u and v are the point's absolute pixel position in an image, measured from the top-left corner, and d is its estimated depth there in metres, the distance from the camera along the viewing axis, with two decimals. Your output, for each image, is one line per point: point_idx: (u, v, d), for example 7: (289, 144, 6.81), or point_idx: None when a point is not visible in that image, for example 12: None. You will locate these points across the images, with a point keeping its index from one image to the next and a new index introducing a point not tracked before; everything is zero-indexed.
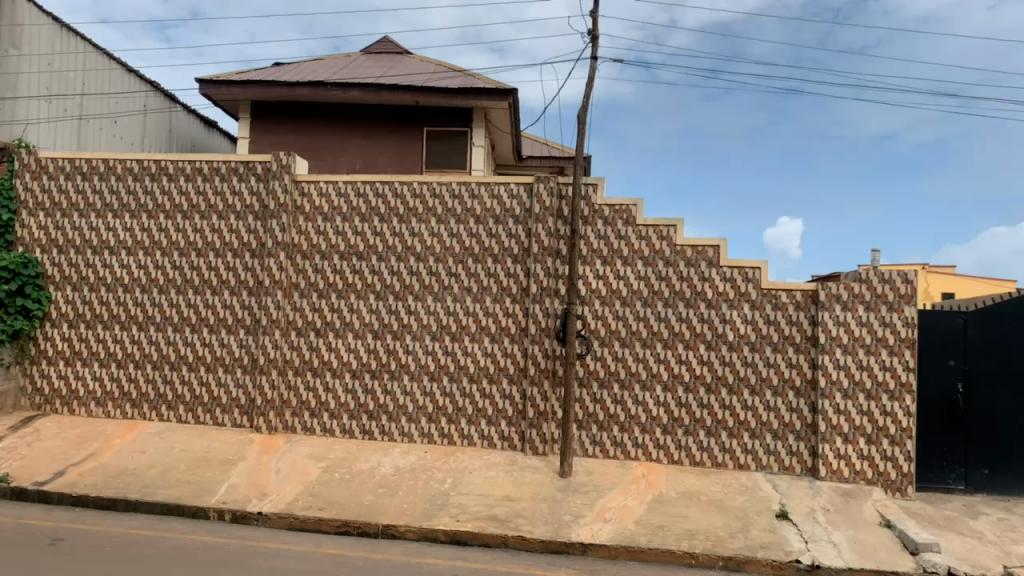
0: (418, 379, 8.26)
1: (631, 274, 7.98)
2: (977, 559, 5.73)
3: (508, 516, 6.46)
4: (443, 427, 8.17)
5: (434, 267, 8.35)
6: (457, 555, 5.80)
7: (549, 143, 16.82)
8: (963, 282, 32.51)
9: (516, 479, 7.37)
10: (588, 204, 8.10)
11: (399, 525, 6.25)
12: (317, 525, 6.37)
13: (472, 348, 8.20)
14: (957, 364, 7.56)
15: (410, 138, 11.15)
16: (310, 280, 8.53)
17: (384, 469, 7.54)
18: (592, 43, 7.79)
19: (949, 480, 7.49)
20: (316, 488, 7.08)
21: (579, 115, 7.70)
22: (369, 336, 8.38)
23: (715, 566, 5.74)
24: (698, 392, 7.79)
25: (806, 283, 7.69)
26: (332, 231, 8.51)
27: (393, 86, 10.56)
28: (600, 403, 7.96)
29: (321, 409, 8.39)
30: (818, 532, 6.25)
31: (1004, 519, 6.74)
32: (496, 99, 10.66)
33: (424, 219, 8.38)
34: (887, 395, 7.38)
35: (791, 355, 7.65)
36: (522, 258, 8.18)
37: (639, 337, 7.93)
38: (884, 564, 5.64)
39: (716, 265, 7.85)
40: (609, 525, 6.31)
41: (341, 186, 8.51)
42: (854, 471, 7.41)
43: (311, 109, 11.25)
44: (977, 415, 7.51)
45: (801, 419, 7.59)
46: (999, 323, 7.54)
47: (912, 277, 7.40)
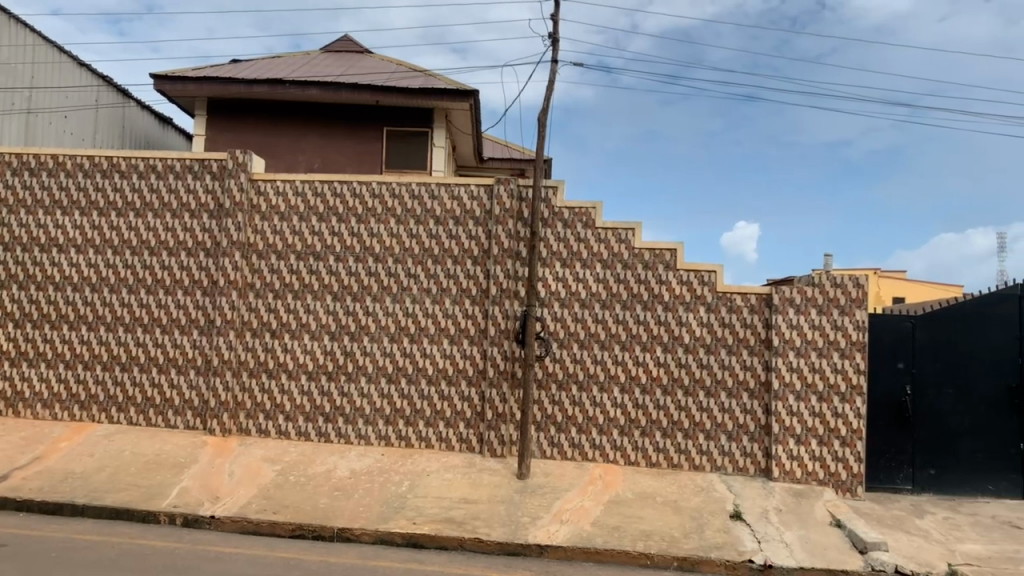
0: (376, 381, 8.19)
1: (590, 277, 8.02)
2: (922, 557, 5.87)
3: (465, 518, 6.44)
4: (400, 429, 8.12)
5: (393, 268, 8.29)
6: (413, 558, 5.77)
7: (510, 144, 16.86)
8: (912, 286, 33.37)
9: (474, 481, 7.36)
10: (548, 206, 8.12)
11: (355, 528, 6.19)
12: (271, 529, 6.28)
13: (430, 349, 8.16)
14: (906, 366, 7.74)
15: (369, 138, 11.06)
16: (266, 280, 8.41)
17: (340, 472, 7.47)
18: (552, 47, 7.82)
19: (897, 480, 7.67)
20: (270, 491, 6.99)
21: (539, 117, 7.72)
22: (326, 337, 8.29)
23: (670, 567, 5.79)
24: (655, 394, 7.85)
25: (761, 286, 7.82)
26: (290, 231, 8.41)
27: (353, 85, 10.48)
28: (559, 405, 7.97)
29: (276, 410, 8.27)
30: (770, 532, 6.35)
31: (949, 518, 6.92)
32: (457, 100, 10.63)
33: (384, 219, 8.32)
34: (838, 396, 7.53)
35: (745, 357, 7.76)
36: (482, 260, 8.17)
37: (598, 339, 7.98)
38: (833, 563, 5.75)
39: (673, 268, 7.94)
40: (566, 526, 6.34)
41: (299, 185, 8.42)
42: (806, 472, 7.53)
43: (268, 107, 11.09)
44: (925, 416, 7.70)
45: (755, 420, 7.70)
46: (946, 326, 7.74)
47: (864, 281, 7.56)
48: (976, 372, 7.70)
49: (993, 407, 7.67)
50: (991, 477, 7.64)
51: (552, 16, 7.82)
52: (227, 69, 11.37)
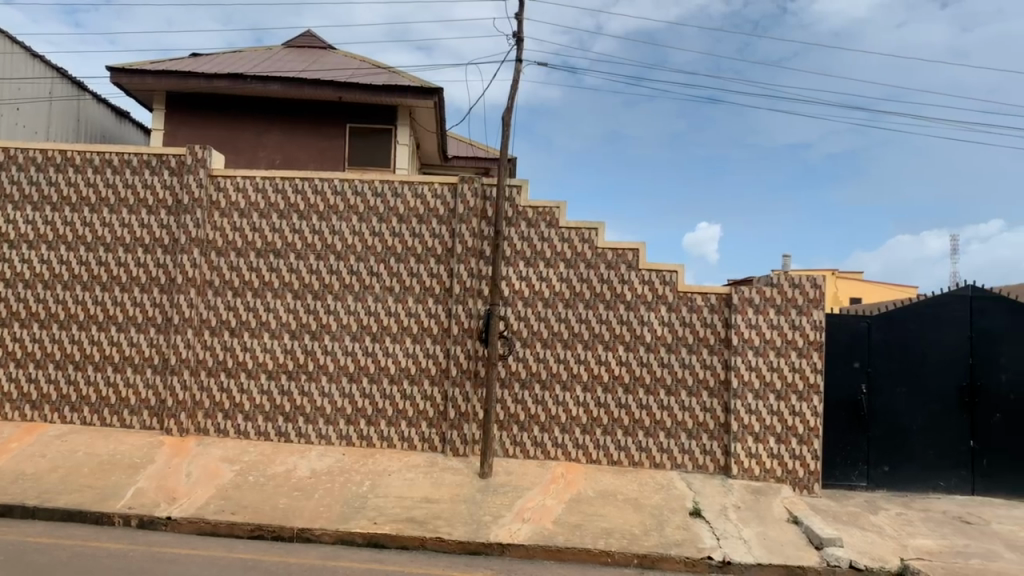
0: (337, 381, 8.12)
1: (554, 276, 8.05)
2: (876, 552, 5.99)
3: (427, 518, 6.42)
4: (361, 429, 8.05)
5: (355, 267, 8.23)
6: (374, 558, 5.73)
7: (474, 143, 16.83)
8: (868, 287, 34.06)
9: (435, 480, 7.33)
10: (512, 205, 8.13)
11: (315, 528, 6.13)
12: (230, 530, 6.19)
13: (393, 348, 8.11)
14: (861, 366, 7.89)
15: (331, 135, 10.97)
16: (225, 278, 8.28)
17: (300, 472, 7.39)
18: (516, 46, 7.82)
19: (852, 477, 7.82)
20: (229, 491, 6.89)
21: (503, 116, 7.72)
22: (287, 336, 8.20)
23: (630, 564, 5.83)
24: (617, 393, 7.90)
25: (721, 286, 7.92)
26: (250, 228, 8.30)
27: (316, 81, 10.38)
28: (522, 404, 7.98)
29: (235, 410, 8.16)
30: (729, 529, 6.43)
31: (901, 514, 7.08)
32: (421, 98, 10.59)
33: (346, 217, 8.25)
34: (796, 395, 7.65)
35: (705, 356, 7.85)
36: (446, 259, 8.15)
37: (561, 338, 8.01)
38: (790, 559, 5.84)
39: (635, 268, 8.00)
40: (527, 526, 6.33)
41: (259, 181, 8.31)
42: (764, 470, 7.64)
43: (229, 102, 10.93)
44: (880, 415, 7.85)
45: (715, 418, 7.79)
46: (900, 326, 7.92)
47: (821, 282, 7.69)
48: (928, 371, 7.87)
49: (945, 406, 7.84)
50: (942, 474, 7.82)
51: (517, 15, 7.82)
52: (187, 63, 11.17)
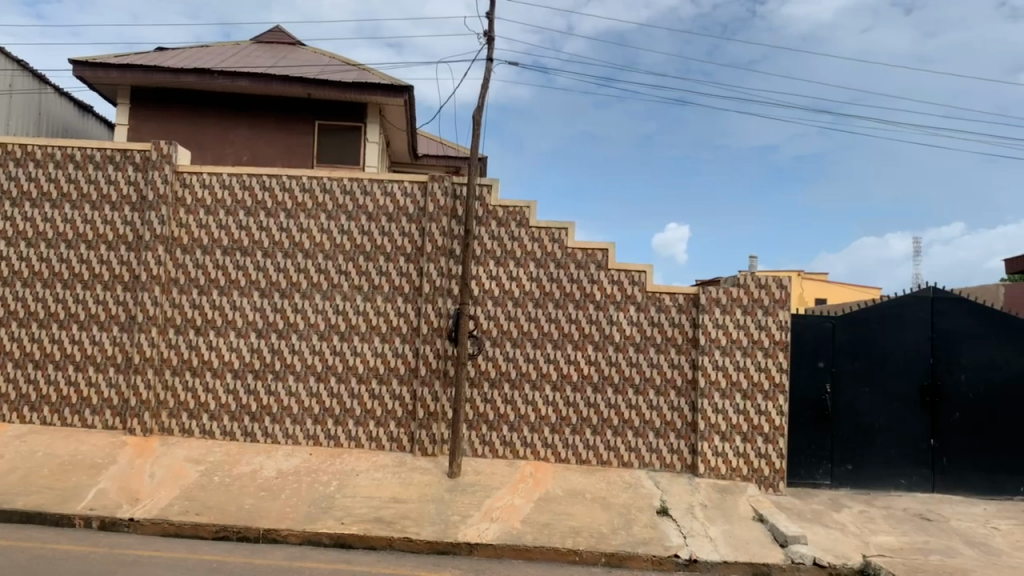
0: (304, 380, 8.05)
1: (523, 276, 8.05)
2: (839, 549, 6.08)
3: (395, 518, 6.39)
4: (328, 429, 7.99)
5: (323, 265, 8.16)
6: (341, 558, 5.69)
7: (445, 142, 16.78)
8: (833, 288, 34.56)
9: (404, 480, 7.30)
10: (482, 204, 8.12)
11: (281, 529, 6.08)
12: (194, 531, 6.11)
13: (361, 347, 8.06)
14: (826, 365, 8.01)
15: (300, 131, 10.87)
16: (191, 276, 8.17)
17: (266, 472, 7.32)
18: (487, 46, 7.81)
19: (817, 475, 7.93)
20: (193, 492, 6.79)
21: (474, 115, 7.71)
22: (253, 335, 8.11)
23: (598, 563, 5.86)
24: (585, 392, 7.93)
25: (688, 286, 7.99)
26: (215, 225, 8.20)
27: (284, 78, 10.28)
28: (490, 403, 7.97)
29: (200, 409, 8.05)
30: (696, 527, 6.48)
31: (864, 511, 7.19)
32: (391, 96, 10.54)
33: (314, 214, 8.18)
34: (762, 395, 7.74)
35: (673, 356, 7.91)
36: (415, 257, 8.12)
37: (530, 338, 8.01)
38: (755, 556, 5.90)
39: (604, 268, 8.03)
40: (495, 525, 6.33)
41: (225, 178, 8.22)
42: (730, 468, 7.71)
43: (196, 97, 10.79)
44: (844, 414, 7.97)
45: (682, 417, 7.85)
46: (863, 326, 8.05)
47: (786, 283, 7.79)
48: (891, 371, 8.01)
49: (906, 405, 7.97)
50: (904, 471, 7.95)
51: (487, 15, 7.82)
52: (153, 57, 10.99)
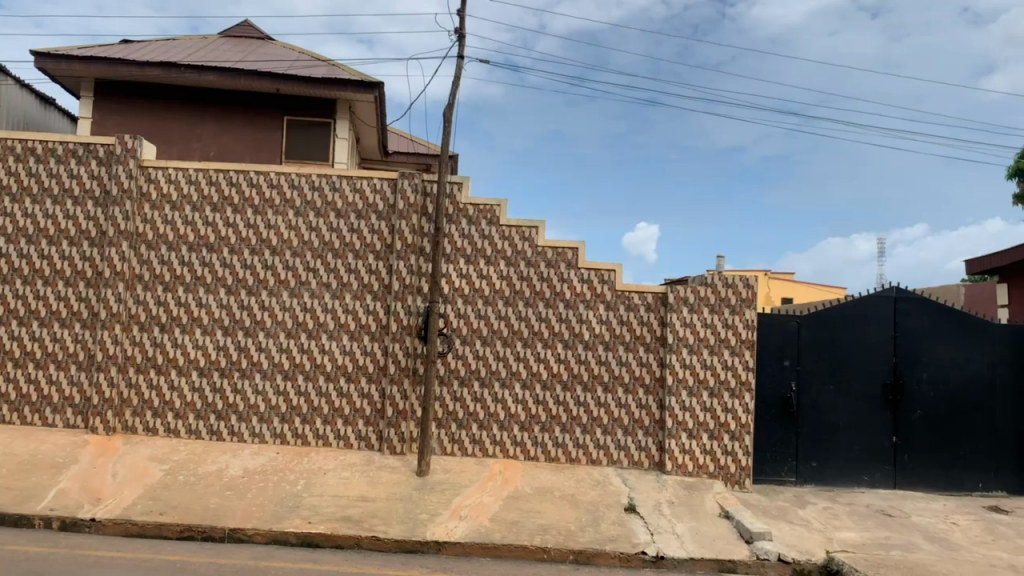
0: (271, 378, 7.97)
1: (493, 274, 8.06)
2: (803, 545, 6.16)
3: (362, 517, 6.35)
4: (296, 427, 7.92)
5: (290, 262, 8.08)
6: (308, 557, 5.65)
7: (416, 139, 16.70)
8: (800, 289, 35.00)
9: (372, 479, 7.26)
10: (452, 202, 8.11)
11: (247, 528, 6.02)
12: (157, 531, 6.03)
13: (330, 345, 8.00)
14: (792, 364, 8.11)
15: (268, 126, 10.76)
16: (155, 272, 8.06)
17: (232, 470, 7.24)
18: (459, 43, 7.80)
19: (782, 472, 8.03)
20: (157, 492, 6.69)
21: (445, 113, 7.70)
22: (219, 333, 8.01)
23: (566, 560, 5.88)
24: (555, 390, 7.95)
25: (657, 285, 8.05)
26: (181, 221, 8.09)
27: (252, 73, 10.17)
28: (460, 401, 7.96)
29: (165, 408, 7.93)
30: (663, 524, 6.53)
31: (828, 508, 7.30)
32: (361, 92, 10.46)
33: (282, 211, 8.11)
34: (728, 393, 7.81)
35: (641, 354, 7.97)
36: (385, 254, 8.07)
37: (500, 336, 8.01)
38: (721, 553, 5.95)
39: (574, 266, 8.06)
40: (464, 523, 6.33)
41: (192, 173, 8.12)
42: (697, 465, 7.77)
43: (162, 91, 10.64)
44: (809, 412, 8.08)
45: (650, 415, 7.91)
46: (829, 325, 8.16)
47: (753, 282, 7.87)
48: (855, 370, 8.13)
49: (870, 403, 8.10)
50: (867, 468, 8.07)
51: (459, 12, 7.80)
52: (117, 49, 10.80)
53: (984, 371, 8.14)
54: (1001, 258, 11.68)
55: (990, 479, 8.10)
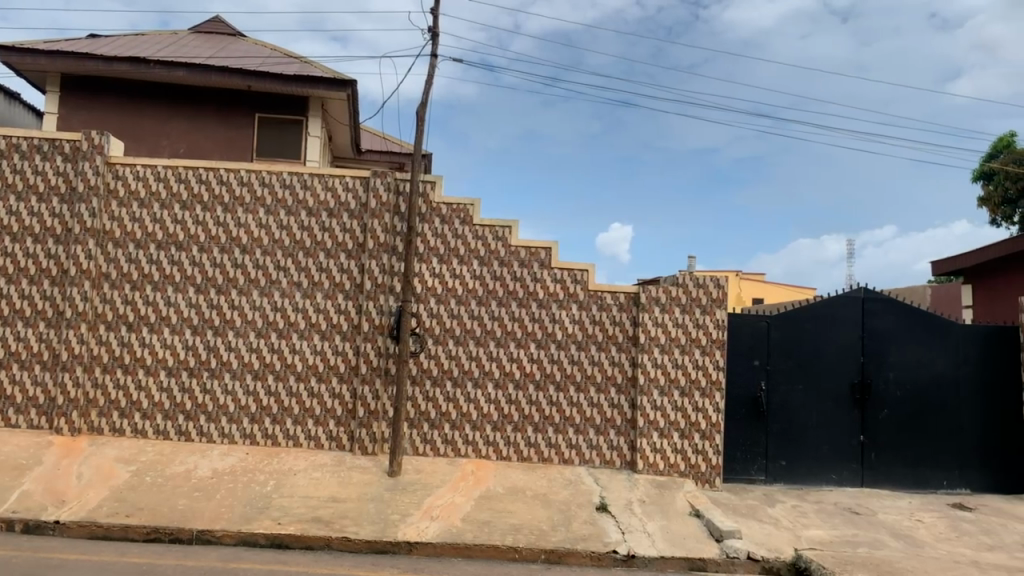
0: (240, 378, 7.88)
1: (466, 273, 8.04)
2: (772, 543, 6.22)
3: (333, 517, 6.30)
4: (266, 428, 7.84)
5: (261, 260, 8.00)
6: (276, 559, 5.59)
7: (389, 139, 16.61)
8: (771, 290, 35.41)
9: (343, 479, 7.21)
10: (425, 201, 8.09)
11: (215, 530, 5.95)
12: (123, 533, 5.94)
13: (301, 345, 7.94)
14: (761, 364, 8.19)
15: (239, 123, 10.64)
16: (123, 270, 7.95)
17: (201, 471, 7.15)
18: (432, 42, 7.78)
19: (751, 471, 8.11)
20: (124, 493, 6.59)
21: (418, 111, 7.67)
22: (188, 332, 7.91)
23: (537, 559, 5.89)
24: (527, 390, 7.95)
25: (629, 285, 8.09)
26: (150, 219, 7.99)
27: (223, 69, 10.06)
28: (432, 401, 7.93)
29: (132, 408, 7.82)
30: (634, 523, 6.56)
31: (796, 506, 7.38)
32: (333, 90, 10.37)
33: (252, 209, 8.03)
34: (699, 392, 7.87)
35: (613, 354, 8.00)
36: (356, 254, 8.03)
37: (473, 335, 8.00)
38: (691, 551, 5.99)
39: (547, 266, 8.08)
40: (436, 523, 6.31)
41: (160, 170, 8.02)
42: (668, 464, 7.81)
43: (130, 87, 10.49)
44: (778, 411, 8.16)
45: (622, 414, 7.94)
46: (797, 325, 8.25)
47: (723, 282, 7.94)
48: (823, 370, 8.23)
49: (837, 403, 8.20)
50: (834, 467, 8.17)
51: (432, 10, 7.78)
52: (84, 44, 10.62)
53: (950, 371, 8.28)
54: (966, 258, 11.85)
55: (955, 477, 8.24)
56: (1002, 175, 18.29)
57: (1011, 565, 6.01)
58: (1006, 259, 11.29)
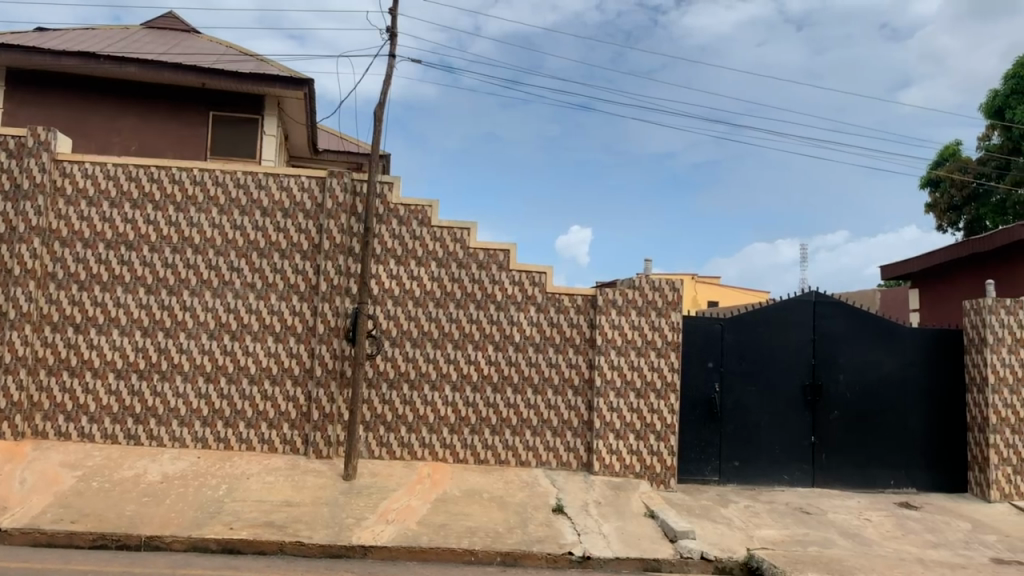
0: (193, 381, 7.74)
1: (424, 275, 8.01)
2: (725, 543, 6.30)
3: (287, 522, 6.22)
4: (218, 431, 7.71)
5: (214, 261, 7.87)
6: (227, 564, 5.49)
7: (346, 138, 16.44)
8: (726, 293, 35.94)
9: (297, 483, 7.11)
10: (382, 202, 8.04)
11: (165, 535, 5.83)
12: (68, 540, 5.78)
13: (255, 347, 7.82)
14: (715, 365, 8.29)
15: (192, 122, 10.44)
16: (70, 270, 7.75)
17: (151, 476, 7.00)
18: (390, 42, 7.73)
19: (705, 472, 8.21)
20: (69, 499, 6.41)
21: (376, 111, 7.62)
22: (138, 333, 7.75)
23: (494, 562, 5.87)
24: (485, 391, 7.94)
25: (586, 288, 8.13)
26: (98, 217, 7.81)
27: (176, 66, 9.87)
28: (388, 404, 7.87)
29: (78, 411, 7.61)
30: (590, 524, 6.58)
31: (749, 506, 7.49)
32: (289, 88, 10.23)
33: (205, 208, 7.89)
34: (655, 393, 7.94)
35: (571, 356, 8.03)
36: (312, 254, 7.94)
37: (430, 337, 7.96)
38: (646, 552, 6.03)
39: (505, 268, 8.08)
40: (391, 526, 6.27)
41: (110, 168, 7.83)
42: (624, 465, 7.86)
43: (79, 83, 10.24)
44: (732, 412, 8.28)
45: (579, 416, 7.97)
46: (751, 328, 8.37)
47: (679, 285, 8.03)
48: (775, 372, 8.36)
49: (789, 404, 8.34)
50: (786, 468, 8.31)
51: (391, 9, 7.74)
52: (30, 37, 10.34)
53: (897, 373, 8.49)
54: (917, 263, 12.10)
55: (902, 476, 8.43)
56: (949, 181, 18.79)
57: (954, 562, 6.17)
58: (952, 263, 11.60)
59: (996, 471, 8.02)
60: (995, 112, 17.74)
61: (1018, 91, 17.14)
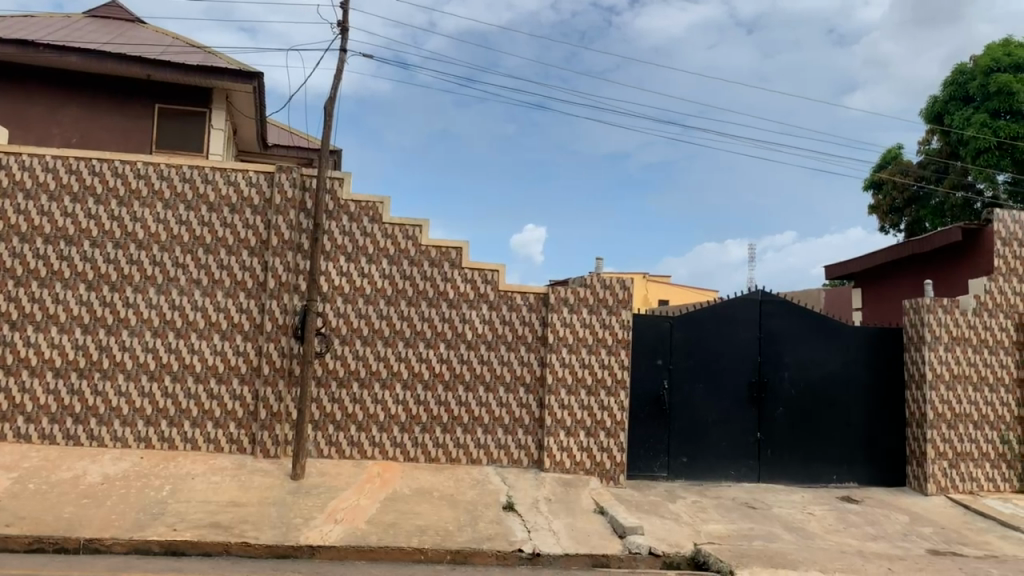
0: (135, 379, 7.55)
1: (375, 272, 7.94)
2: (673, 538, 6.37)
3: (232, 523, 6.10)
4: (162, 431, 7.53)
5: (158, 257, 7.69)
6: (170, 566, 5.37)
7: (296, 133, 16.16)
8: (677, 293, 36.35)
9: (244, 483, 6.99)
10: (333, 198, 7.95)
11: (105, 538, 5.67)
12: (2, 543, 5.58)
13: (200, 345, 7.66)
14: (663, 363, 8.39)
15: (135, 115, 10.18)
16: (6, 265, 7.51)
17: (91, 477, 6.81)
18: (341, 36, 7.65)
19: (654, 468, 8.30)
20: (3, 501, 6.21)
21: (327, 106, 7.53)
22: (78, 331, 7.53)
23: (443, 560, 5.85)
24: (436, 390, 7.91)
25: (538, 286, 8.16)
26: (36, 211, 7.57)
27: (120, 56, 9.61)
28: (338, 402, 7.79)
29: (15, 411, 7.39)
30: (539, 521, 6.60)
31: (696, 502, 7.59)
32: (239, 81, 10.03)
33: (150, 203, 7.71)
34: (605, 390, 8.00)
35: (522, 354, 8.04)
36: (260, 251, 7.81)
37: (381, 336, 7.90)
38: (596, 548, 6.06)
39: (457, 266, 8.06)
40: (339, 526, 6.19)
41: (49, 160, 7.61)
42: (574, 462, 7.90)
43: (16, 73, 9.92)
44: (680, 409, 8.39)
45: (530, 414, 7.99)
46: (699, 325, 8.49)
47: (629, 284, 8.10)
48: (723, 370, 8.49)
49: (735, 401, 8.48)
50: (733, 464, 8.45)
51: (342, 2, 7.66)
52: None
53: (840, 370, 8.69)
54: (858, 263, 12.45)
55: (844, 471, 8.63)
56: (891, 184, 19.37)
57: (892, 553, 6.34)
58: (893, 265, 11.97)
59: (933, 465, 8.27)
60: (934, 119, 18.32)
61: (956, 98, 17.66)
